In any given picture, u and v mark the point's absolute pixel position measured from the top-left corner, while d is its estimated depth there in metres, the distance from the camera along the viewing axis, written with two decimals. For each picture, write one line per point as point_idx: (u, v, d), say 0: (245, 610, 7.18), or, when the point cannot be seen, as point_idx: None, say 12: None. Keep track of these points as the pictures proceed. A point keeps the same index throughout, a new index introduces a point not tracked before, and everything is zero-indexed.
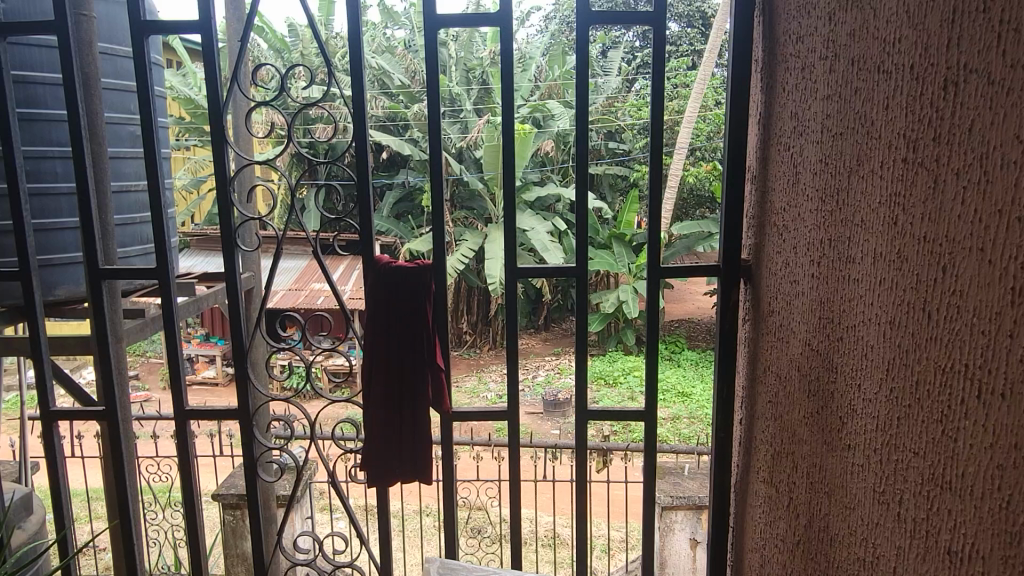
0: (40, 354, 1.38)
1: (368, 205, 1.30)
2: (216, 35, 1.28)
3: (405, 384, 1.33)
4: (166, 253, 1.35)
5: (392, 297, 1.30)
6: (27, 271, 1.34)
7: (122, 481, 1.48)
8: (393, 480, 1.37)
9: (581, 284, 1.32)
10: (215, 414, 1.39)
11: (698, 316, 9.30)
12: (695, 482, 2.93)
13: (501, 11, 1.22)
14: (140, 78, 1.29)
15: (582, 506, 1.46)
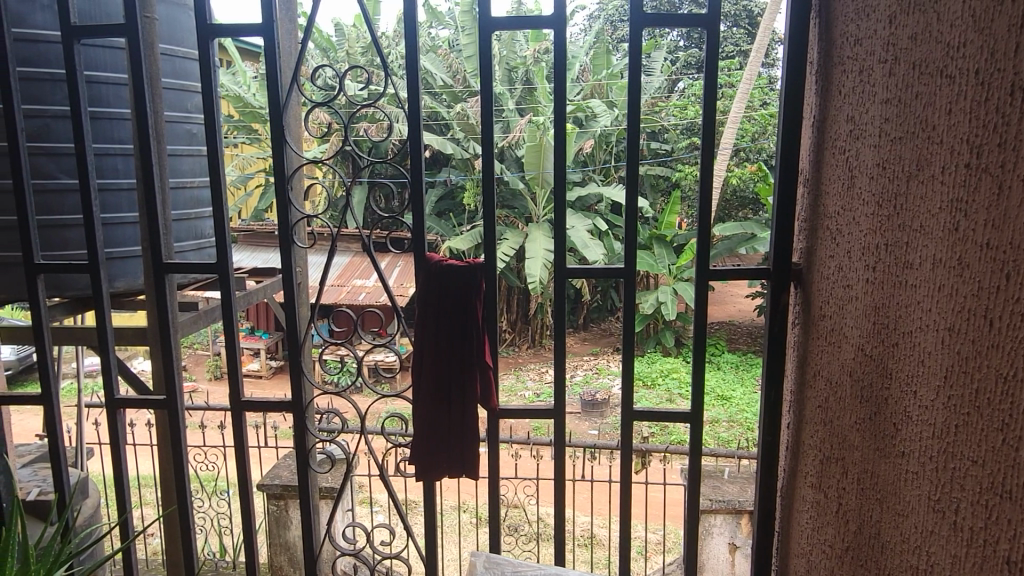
0: (105, 344, 1.43)
1: (421, 204, 1.32)
2: (278, 35, 1.32)
3: (454, 381, 1.35)
4: (225, 248, 1.39)
5: (442, 294, 1.33)
6: (94, 265, 1.39)
7: (179, 468, 1.53)
8: (441, 474, 1.40)
9: (629, 286, 1.32)
10: (271, 406, 1.44)
11: (738, 319, 9.20)
12: (735, 485, 2.91)
13: (553, 12, 1.24)
14: (205, 78, 1.33)
15: (625, 508, 1.46)
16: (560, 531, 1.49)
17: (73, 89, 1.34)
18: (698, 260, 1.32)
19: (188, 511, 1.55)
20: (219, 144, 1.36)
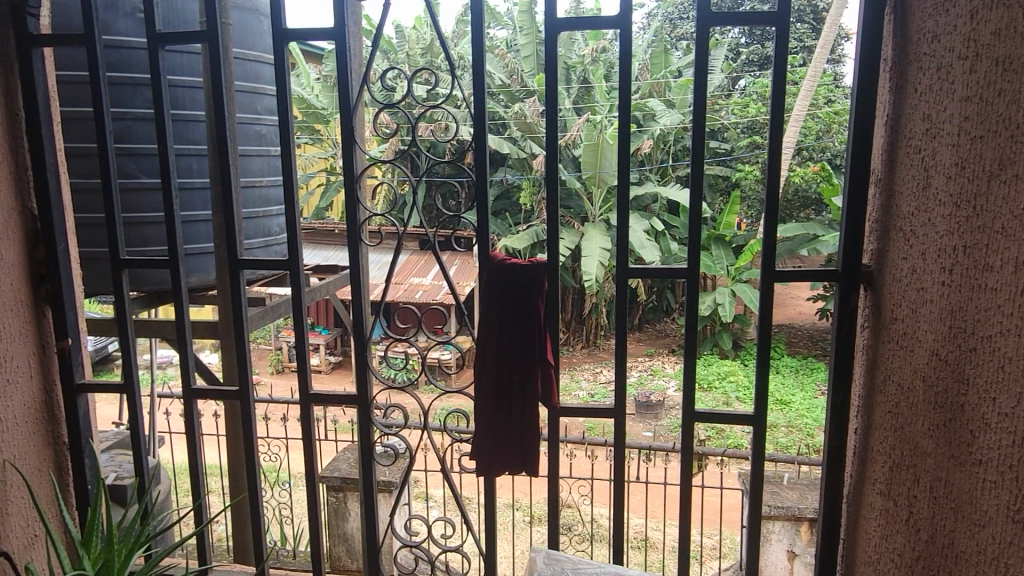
0: (183, 336, 1.50)
1: (485, 204, 1.34)
2: (349, 40, 1.36)
3: (514, 378, 1.37)
4: (297, 246, 1.43)
5: (505, 291, 1.34)
6: (174, 261, 1.45)
7: (250, 456, 1.59)
8: (501, 470, 1.42)
9: (693, 286, 1.31)
10: (337, 399, 1.48)
11: (799, 322, 8.98)
12: (795, 492, 2.85)
13: (619, 12, 1.24)
14: (280, 81, 1.38)
15: (685, 511, 1.46)
16: (619, 530, 1.49)
17: (157, 94, 1.40)
18: (763, 261, 1.30)
19: (258, 498, 1.61)
20: (291, 146, 1.40)
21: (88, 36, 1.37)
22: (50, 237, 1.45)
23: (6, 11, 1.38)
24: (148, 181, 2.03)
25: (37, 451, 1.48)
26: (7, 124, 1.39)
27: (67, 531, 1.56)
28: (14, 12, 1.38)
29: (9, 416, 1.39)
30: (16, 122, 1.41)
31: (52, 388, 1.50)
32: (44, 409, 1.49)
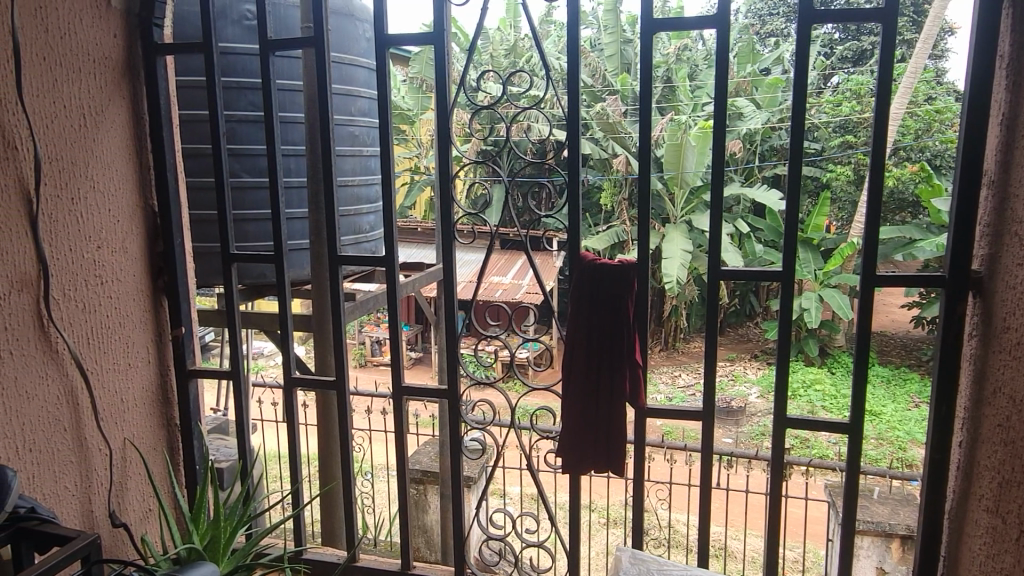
0: (285, 328, 1.57)
1: (577, 205, 1.35)
2: (448, 44, 1.40)
3: (603, 377, 1.38)
4: (393, 244, 1.48)
5: (596, 290, 1.35)
6: (278, 256, 1.53)
7: (344, 445, 1.66)
8: (586, 468, 1.43)
9: (788, 290, 1.29)
10: (428, 393, 1.52)
11: (892, 329, 8.57)
12: (887, 507, 2.73)
13: (717, 12, 1.23)
14: (381, 84, 1.43)
15: (776, 519, 1.43)
16: (704, 536, 1.48)
17: (267, 98, 1.48)
18: (863, 266, 1.26)
19: (350, 484, 1.67)
20: (391, 148, 1.45)
21: (206, 44, 1.47)
22: (167, 232, 1.56)
23: (135, 22, 1.49)
24: (251, 180, 2.14)
25: (152, 431, 1.59)
26: (133, 127, 1.50)
27: (176, 507, 1.67)
28: (142, 23, 1.49)
29: (129, 397, 1.51)
30: (141, 124, 1.52)
31: (166, 372, 1.61)
32: (158, 392, 1.60)
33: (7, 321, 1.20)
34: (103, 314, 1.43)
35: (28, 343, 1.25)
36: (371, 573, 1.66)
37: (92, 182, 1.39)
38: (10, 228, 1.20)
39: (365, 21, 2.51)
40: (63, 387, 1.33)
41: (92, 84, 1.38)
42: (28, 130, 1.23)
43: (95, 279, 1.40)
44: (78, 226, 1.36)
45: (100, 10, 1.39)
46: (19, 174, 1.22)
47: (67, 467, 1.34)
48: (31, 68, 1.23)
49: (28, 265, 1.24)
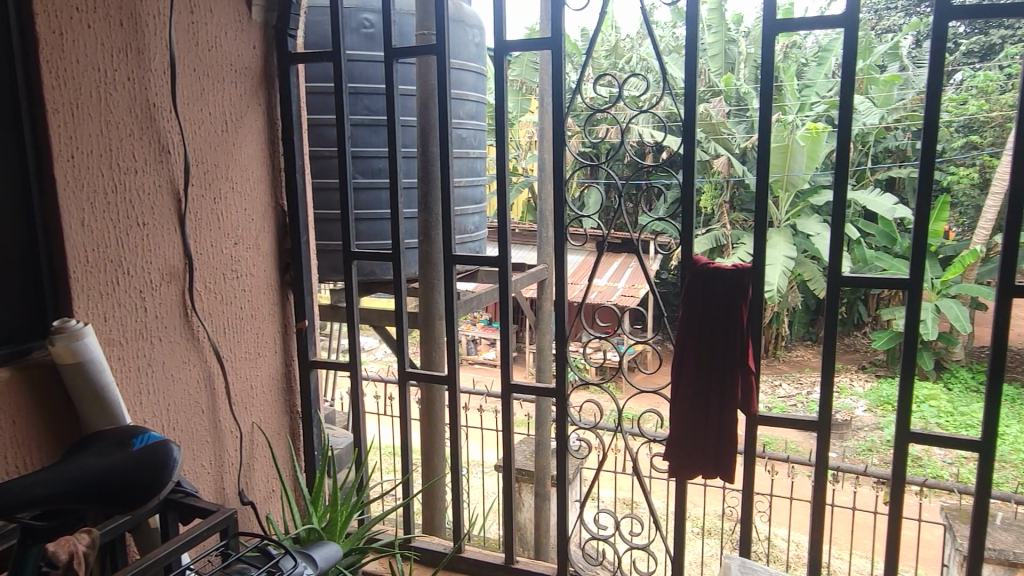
0: (401, 324, 1.64)
1: (691, 208, 1.35)
2: (564, 51, 1.43)
3: (715, 381, 1.37)
4: (506, 245, 1.52)
5: (709, 293, 1.34)
6: (396, 255, 1.60)
7: (452, 439, 1.71)
8: (695, 473, 1.41)
9: (913, 299, 1.23)
10: (537, 390, 1.55)
11: (1019, 344, 7.96)
12: (1013, 534, 2.56)
13: (845, 12, 1.20)
14: (499, 89, 1.46)
15: (896, 541, 1.36)
16: (817, 549, 1.44)
17: (390, 103, 1.55)
18: (1001, 275, 1.19)
19: (458, 478, 1.73)
20: (505, 151, 1.48)
21: (335, 53, 1.55)
22: (295, 230, 1.65)
23: (272, 33, 1.59)
24: (367, 181, 2.25)
25: (276, 416, 1.69)
26: (268, 132, 1.60)
27: (297, 490, 1.77)
28: (278, 34, 1.60)
29: (258, 383, 1.61)
30: (275, 128, 1.63)
31: (290, 362, 1.72)
32: (283, 380, 1.70)
33: (157, 309, 1.32)
34: (237, 305, 1.54)
35: (174, 331, 1.37)
36: (476, 564, 1.71)
37: (231, 183, 1.50)
38: (161, 224, 1.32)
39: (475, 28, 2.59)
40: (203, 371, 1.44)
41: (234, 92, 1.49)
42: (178, 136, 1.35)
43: (231, 273, 1.51)
44: (218, 223, 1.47)
45: (242, 23, 1.50)
46: (170, 176, 1.34)
47: (204, 445, 1.45)
48: (182, 78, 1.36)
49: (176, 258, 1.36)
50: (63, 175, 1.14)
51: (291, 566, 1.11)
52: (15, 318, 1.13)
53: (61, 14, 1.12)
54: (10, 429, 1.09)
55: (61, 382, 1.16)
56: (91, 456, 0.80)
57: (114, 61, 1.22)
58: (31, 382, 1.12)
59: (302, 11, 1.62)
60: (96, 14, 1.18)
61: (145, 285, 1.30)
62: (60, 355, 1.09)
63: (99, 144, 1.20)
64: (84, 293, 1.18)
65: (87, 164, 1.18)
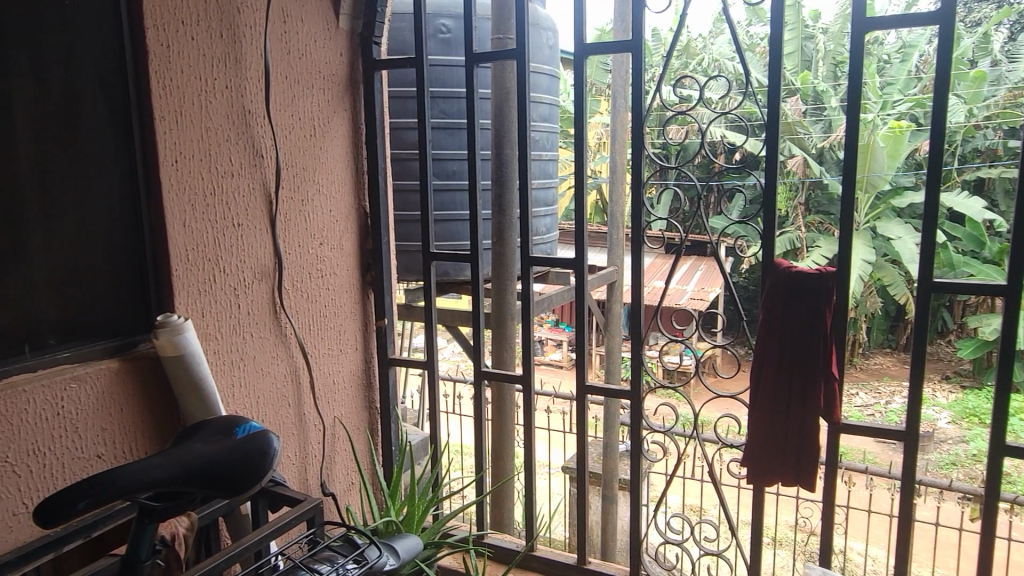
0: (478, 324, 1.67)
1: (773, 211, 1.33)
2: (645, 53, 1.44)
3: (795, 388, 1.34)
4: (583, 247, 1.53)
5: (792, 298, 1.32)
6: (474, 256, 1.63)
7: (526, 439, 1.73)
8: (774, 480, 1.39)
9: (1011, 306, 1.19)
10: (612, 392, 1.56)
11: None
12: None
13: (942, 7, 1.16)
14: (577, 91, 1.48)
15: (990, 559, 1.31)
16: (903, 564, 1.39)
17: (470, 107, 1.58)
18: None
19: (531, 477, 1.75)
20: (584, 154, 1.50)
21: (418, 59, 1.59)
22: (376, 231, 1.70)
23: (357, 41, 1.65)
24: (443, 183, 2.30)
25: (356, 411, 1.75)
26: (352, 136, 1.66)
27: (375, 483, 1.83)
28: (363, 41, 1.65)
29: (339, 379, 1.67)
30: (359, 133, 1.68)
31: (370, 359, 1.77)
32: (363, 376, 1.75)
33: (249, 307, 1.39)
34: (322, 303, 1.60)
35: (264, 327, 1.43)
36: (549, 564, 1.72)
37: (318, 185, 1.56)
38: (254, 225, 1.39)
39: (550, 30, 2.60)
40: (290, 366, 1.50)
41: (322, 98, 1.55)
42: (270, 141, 1.42)
43: (317, 273, 1.57)
44: (306, 224, 1.53)
45: (331, 31, 1.56)
46: (263, 179, 1.40)
47: (289, 436, 1.51)
48: (275, 86, 1.42)
49: (267, 259, 1.43)
50: (168, 179, 1.21)
51: (376, 556, 1.15)
52: (127, 313, 1.20)
53: (168, 27, 1.19)
54: (116, 417, 1.17)
55: (162, 374, 1.23)
56: (201, 442, 0.83)
57: (214, 70, 1.28)
58: (136, 373, 1.20)
59: (386, 18, 1.67)
60: (199, 27, 1.25)
61: (239, 283, 1.36)
62: (163, 348, 1.16)
63: (199, 149, 1.26)
64: (185, 290, 1.25)
65: (189, 169, 1.25)
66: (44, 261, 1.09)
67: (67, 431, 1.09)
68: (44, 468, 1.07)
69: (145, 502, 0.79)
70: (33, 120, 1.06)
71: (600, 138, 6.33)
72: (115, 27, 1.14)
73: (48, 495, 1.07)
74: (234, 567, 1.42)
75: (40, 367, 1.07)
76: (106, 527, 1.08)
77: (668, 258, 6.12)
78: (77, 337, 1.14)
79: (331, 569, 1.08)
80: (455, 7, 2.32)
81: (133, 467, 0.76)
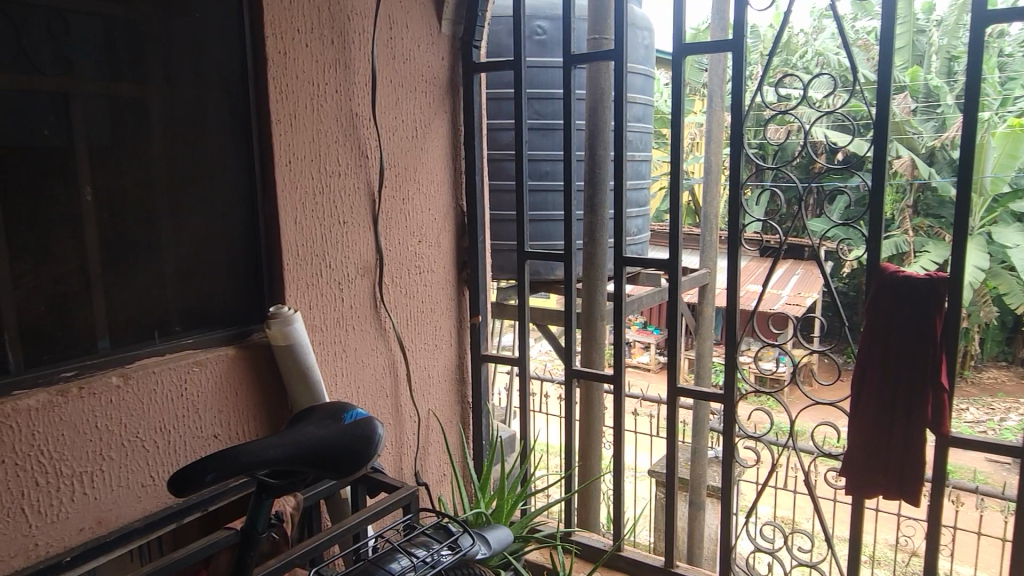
0: (570, 324, 1.68)
1: (880, 214, 1.28)
2: (746, 52, 1.42)
3: (900, 399, 1.29)
4: (677, 248, 1.52)
5: (898, 304, 1.27)
6: (568, 256, 1.65)
7: (614, 440, 1.73)
8: (875, 493, 1.34)
9: None
10: (705, 395, 1.54)
11: None
12: None
13: None
14: (674, 91, 1.47)
15: None
16: None
17: (567, 107, 1.59)
18: None
19: (620, 478, 1.74)
20: (681, 155, 1.49)
21: (516, 62, 1.62)
22: (473, 230, 1.75)
23: (458, 45, 1.70)
24: (536, 183, 2.33)
25: (449, 405, 1.80)
26: (451, 137, 1.71)
27: (466, 476, 1.87)
28: (463, 45, 1.70)
29: (434, 373, 1.73)
30: (458, 134, 1.73)
31: (464, 354, 1.82)
32: (457, 371, 1.80)
33: (352, 300, 1.46)
34: (419, 298, 1.65)
35: (366, 320, 1.49)
36: (636, 565, 1.72)
37: (418, 185, 1.62)
38: (358, 223, 1.45)
39: (645, 29, 2.59)
40: (388, 359, 1.56)
41: (423, 101, 1.60)
42: (375, 142, 1.48)
43: (415, 269, 1.63)
44: (406, 222, 1.59)
45: (434, 36, 1.62)
46: (367, 179, 1.47)
47: (386, 426, 1.58)
48: (380, 89, 1.48)
49: (370, 255, 1.49)
50: (282, 179, 1.29)
51: (469, 544, 1.18)
52: (241, 305, 1.29)
53: (285, 36, 1.27)
54: (232, 400, 1.25)
55: (273, 362, 1.31)
56: (313, 426, 0.88)
57: (325, 76, 1.35)
58: (250, 360, 1.28)
59: (487, 22, 1.71)
60: (313, 34, 1.32)
61: (343, 277, 1.43)
62: (275, 337, 1.24)
63: (310, 151, 1.34)
64: (294, 283, 1.32)
65: (301, 169, 1.32)
66: (171, 255, 1.18)
67: (189, 411, 1.18)
68: (169, 445, 1.16)
69: (263, 479, 0.85)
70: (164, 124, 1.16)
71: (694, 138, 6.20)
72: (238, 38, 1.23)
73: (172, 470, 1.16)
74: (334, 549, 1.49)
75: (166, 351, 1.17)
76: (221, 502, 1.17)
77: (763, 261, 5.93)
78: (198, 325, 1.23)
79: (427, 554, 1.12)
80: (551, 8, 2.35)
81: (252, 446, 0.82)
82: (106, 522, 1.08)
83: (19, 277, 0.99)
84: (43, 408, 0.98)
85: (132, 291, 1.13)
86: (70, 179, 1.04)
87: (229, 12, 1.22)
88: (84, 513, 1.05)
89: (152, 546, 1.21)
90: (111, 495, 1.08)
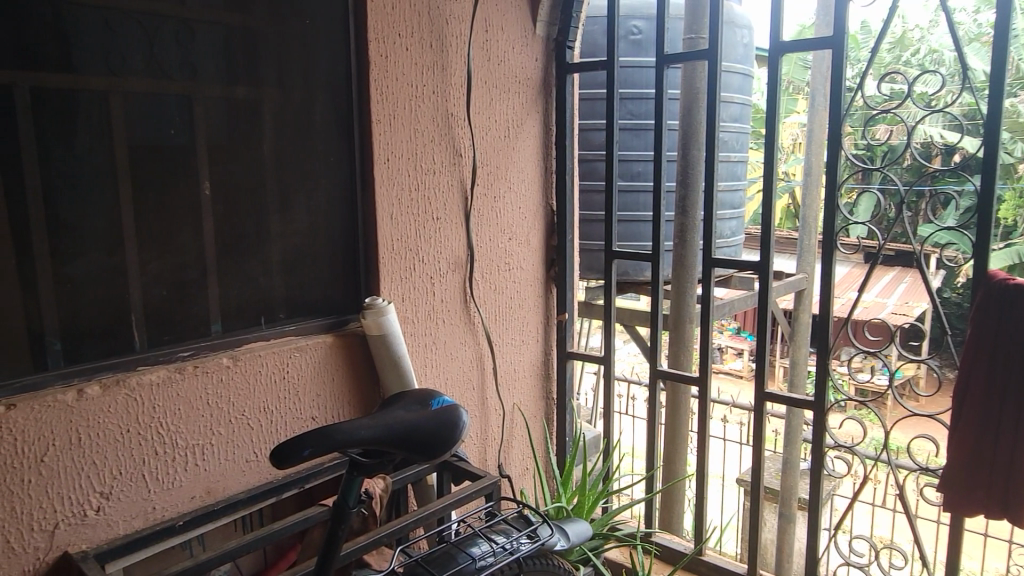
0: (656, 324, 1.67)
1: (988, 218, 1.25)
2: (847, 48, 1.39)
3: (1007, 412, 1.22)
4: (768, 250, 1.49)
5: (1008, 312, 1.21)
6: (655, 256, 1.64)
7: (698, 442, 1.71)
8: (976, 511, 1.27)
9: None
10: (793, 401, 1.51)
11: None
12: None
13: None
14: (770, 89, 1.44)
15: None
16: None
17: (659, 107, 1.59)
18: None
19: (704, 480, 1.72)
20: (775, 155, 1.46)
21: (608, 62, 1.64)
22: (561, 229, 1.77)
23: (552, 46, 1.73)
24: (626, 183, 2.33)
25: (534, 400, 1.83)
26: (542, 137, 1.74)
27: (548, 471, 1.90)
28: (557, 47, 1.73)
29: (520, 368, 1.76)
30: (550, 134, 1.76)
31: (550, 350, 1.85)
32: (542, 367, 1.83)
33: (443, 294, 1.51)
34: (508, 295, 1.69)
35: (455, 313, 1.54)
36: (718, 570, 1.70)
37: (509, 183, 1.65)
38: (451, 219, 1.50)
39: (744, 28, 2.54)
40: (475, 353, 1.61)
41: (516, 100, 1.64)
42: (469, 141, 1.53)
43: (504, 265, 1.67)
44: (497, 219, 1.63)
45: (528, 38, 1.65)
46: (461, 176, 1.52)
47: (472, 417, 1.62)
48: (475, 89, 1.53)
49: (461, 250, 1.54)
50: (380, 176, 1.35)
51: (548, 534, 1.22)
52: (339, 295, 1.37)
53: (386, 39, 1.33)
54: (329, 385, 1.32)
55: (368, 351, 1.38)
56: (402, 410, 0.93)
57: (424, 77, 1.41)
58: (347, 348, 1.35)
59: (581, 22, 1.73)
60: (413, 38, 1.38)
61: (435, 272, 1.48)
62: (369, 327, 1.31)
63: (407, 149, 1.40)
64: (389, 276, 1.39)
65: (398, 166, 1.38)
66: (277, 248, 1.26)
67: (290, 394, 1.26)
68: (271, 424, 1.24)
69: (355, 457, 0.90)
70: (274, 125, 1.24)
71: (796, 139, 5.97)
72: (343, 43, 1.30)
73: (273, 447, 1.24)
74: (420, 533, 1.55)
75: (271, 336, 1.25)
76: (317, 480, 1.25)
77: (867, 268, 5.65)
78: (300, 313, 1.31)
79: (507, 541, 1.16)
80: (646, 7, 2.33)
81: (346, 425, 0.87)
82: (215, 492, 1.17)
83: (145, 264, 1.09)
84: (163, 383, 1.08)
85: (242, 279, 1.22)
86: (190, 174, 1.13)
87: (336, 17, 1.29)
88: (195, 482, 1.14)
89: (253, 516, 1.29)
90: (219, 468, 1.17)
